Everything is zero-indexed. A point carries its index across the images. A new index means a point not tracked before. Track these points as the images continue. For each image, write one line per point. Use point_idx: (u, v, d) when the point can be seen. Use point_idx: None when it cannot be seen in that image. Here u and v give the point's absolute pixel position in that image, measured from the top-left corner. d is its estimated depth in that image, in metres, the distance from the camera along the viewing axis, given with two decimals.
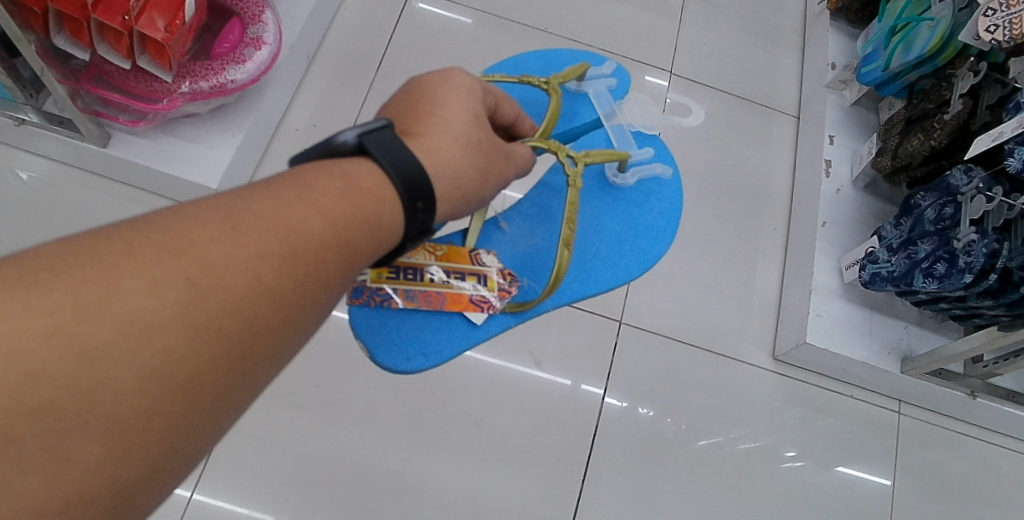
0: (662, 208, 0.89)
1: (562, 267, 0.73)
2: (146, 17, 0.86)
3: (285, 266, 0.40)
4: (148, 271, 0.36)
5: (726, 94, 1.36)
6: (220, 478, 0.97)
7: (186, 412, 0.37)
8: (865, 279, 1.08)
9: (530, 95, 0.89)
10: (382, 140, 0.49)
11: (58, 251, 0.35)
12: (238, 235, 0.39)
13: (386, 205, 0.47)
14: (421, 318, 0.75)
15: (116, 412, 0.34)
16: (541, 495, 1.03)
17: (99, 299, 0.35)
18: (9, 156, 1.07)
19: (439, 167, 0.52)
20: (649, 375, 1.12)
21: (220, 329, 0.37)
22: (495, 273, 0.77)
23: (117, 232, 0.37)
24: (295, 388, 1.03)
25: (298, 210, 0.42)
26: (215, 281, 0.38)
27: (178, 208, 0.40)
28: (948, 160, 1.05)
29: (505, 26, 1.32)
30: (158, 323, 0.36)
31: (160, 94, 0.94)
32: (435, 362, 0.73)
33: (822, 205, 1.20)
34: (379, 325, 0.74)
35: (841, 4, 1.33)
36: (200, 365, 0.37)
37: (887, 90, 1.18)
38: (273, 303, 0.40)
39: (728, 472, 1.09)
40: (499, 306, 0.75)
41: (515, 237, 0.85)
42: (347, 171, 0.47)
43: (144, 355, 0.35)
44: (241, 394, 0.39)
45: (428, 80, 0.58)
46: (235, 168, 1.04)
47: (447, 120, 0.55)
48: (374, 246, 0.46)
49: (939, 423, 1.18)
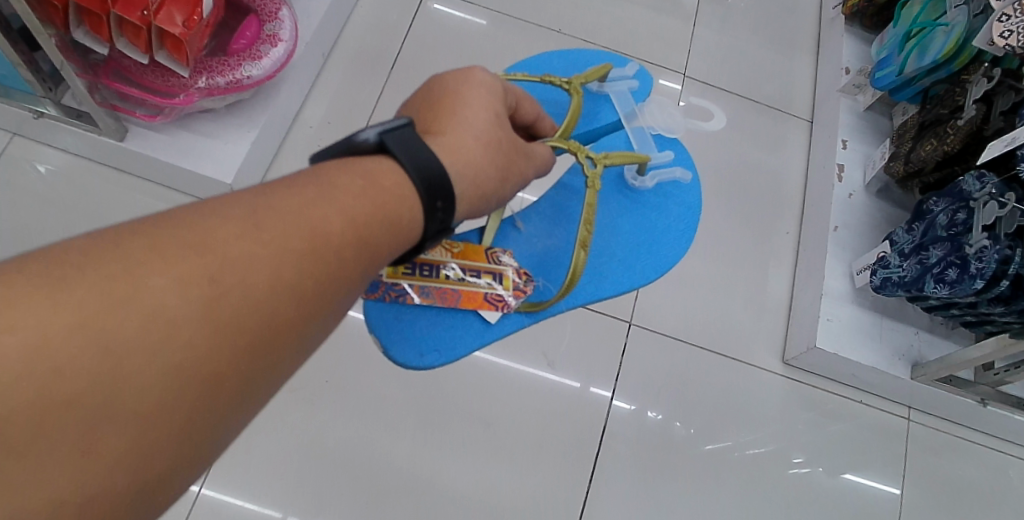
0: (679, 212, 0.90)
1: (577, 268, 0.72)
2: (164, 12, 0.86)
3: (307, 264, 0.41)
4: (172, 267, 0.36)
5: (739, 97, 1.36)
6: (229, 473, 0.97)
7: (207, 409, 0.37)
8: (876, 284, 1.08)
9: (551, 94, 0.90)
10: (402, 138, 0.50)
11: (85, 246, 0.36)
12: (260, 233, 0.40)
13: (407, 204, 0.47)
14: (435, 315, 0.75)
15: (139, 407, 0.35)
16: (549, 496, 1.03)
17: (124, 295, 0.35)
18: (27, 149, 1.08)
19: (460, 165, 0.53)
20: (659, 377, 1.12)
21: (242, 326, 0.38)
22: (511, 272, 0.77)
23: (141, 228, 0.38)
24: (305, 383, 1.03)
25: (321, 208, 0.42)
26: (238, 279, 0.38)
27: (202, 204, 0.40)
28: (960, 166, 1.05)
29: (520, 27, 1.32)
30: (181, 319, 0.36)
31: (177, 89, 0.95)
32: (447, 359, 0.73)
33: (835, 210, 1.20)
34: (393, 320, 0.74)
35: (857, 9, 1.33)
36: (223, 362, 0.37)
37: (901, 95, 1.18)
38: (295, 300, 0.40)
39: (735, 476, 1.09)
40: (514, 305, 0.75)
41: (532, 237, 0.85)
42: (368, 169, 0.47)
43: (167, 351, 0.35)
44: (262, 390, 0.40)
45: (450, 78, 0.58)
46: (250, 164, 1.05)
47: (468, 119, 0.55)
48: (394, 244, 0.46)
49: (949, 430, 1.17)
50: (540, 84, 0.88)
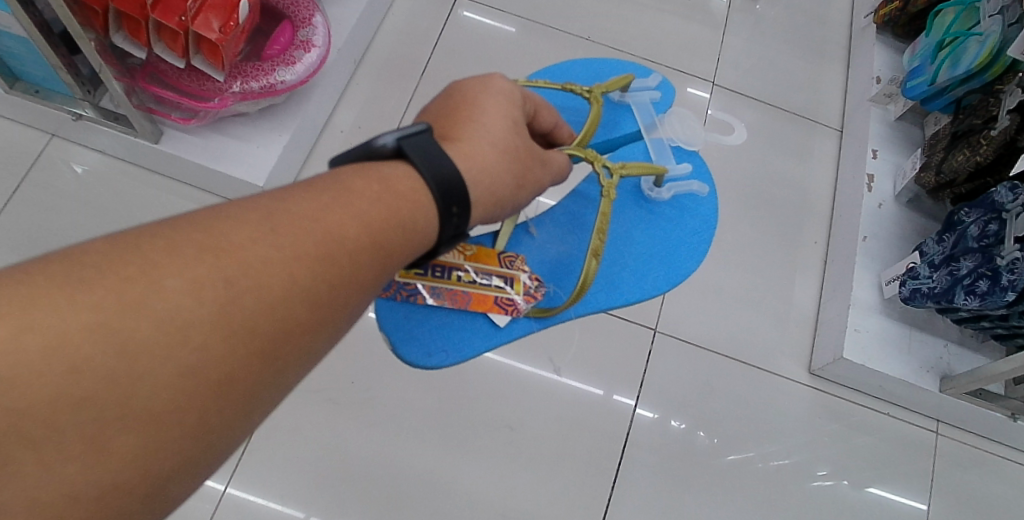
0: (695, 225, 0.89)
1: (587, 278, 0.72)
2: (202, 17, 0.88)
3: (322, 268, 0.41)
4: (189, 270, 0.37)
5: (768, 106, 1.35)
6: (254, 472, 0.99)
7: (220, 408, 0.38)
8: (905, 295, 1.06)
9: (571, 101, 0.90)
10: (419, 144, 0.50)
11: (104, 247, 0.37)
12: (276, 237, 0.40)
13: (421, 209, 0.47)
14: (444, 316, 0.76)
15: (154, 405, 0.35)
16: (572, 501, 1.04)
17: (141, 296, 0.36)
18: (66, 150, 1.11)
19: (475, 172, 0.53)
20: (683, 386, 1.11)
21: (256, 328, 0.38)
22: (524, 276, 0.78)
23: (160, 231, 0.38)
24: (331, 384, 1.04)
25: (339, 213, 0.43)
26: (252, 282, 0.39)
27: (221, 207, 0.41)
28: (994, 176, 1.04)
29: (549, 35, 1.33)
30: (196, 321, 0.37)
31: (212, 93, 0.96)
32: (456, 359, 0.74)
33: (864, 220, 1.19)
34: (404, 320, 0.75)
35: (888, 17, 1.31)
36: (234, 363, 0.38)
37: (933, 105, 1.16)
38: (307, 304, 0.41)
39: (758, 487, 1.08)
40: (524, 309, 0.76)
41: (545, 243, 0.85)
42: (385, 174, 0.48)
43: (181, 352, 0.36)
44: (274, 391, 0.40)
45: (469, 85, 0.58)
46: (280, 167, 1.06)
47: (485, 126, 0.56)
48: (408, 249, 0.47)
49: (978, 445, 1.15)
50: (561, 92, 0.89)
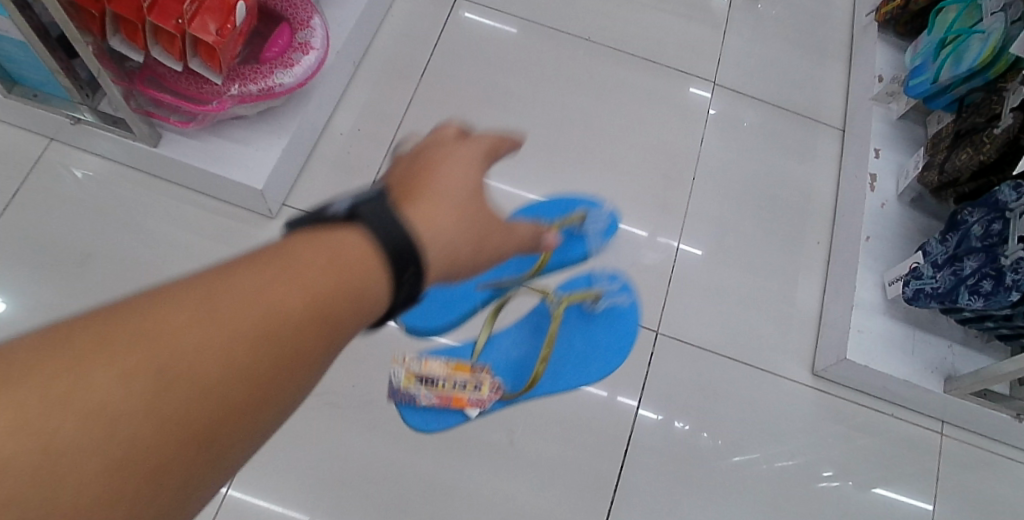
0: (621, 333, 1.06)
1: (537, 376, 0.93)
2: (199, 20, 0.87)
3: (260, 349, 0.41)
4: (119, 361, 0.37)
5: (770, 105, 1.35)
6: (256, 475, 0.98)
7: (157, 495, 0.37)
8: (909, 295, 1.05)
9: (529, 254, 1.04)
10: (372, 211, 0.51)
11: (30, 343, 0.36)
12: (212, 317, 0.40)
13: (371, 275, 0.47)
14: (434, 407, 0.98)
15: (84, 498, 0.35)
16: (575, 504, 1.03)
17: (66, 392, 0.35)
18: (66, 155, 1.10)
19: (440, 229, 0.58)
20: (685, 388, 1.11)
21: (190, 417, 0.38)
22: (489, 380, 0.97)
23: (90, 320, 0.38)
24: (332, 387, 1.04)
25: (284, 284, 0.43)
26: (187, 368, 0.38)
27: (156, 290, 0.41)
28: (997, 176, 1.03)
29: (549, 36, 1.32)
30: (126, 412, 0.36)
31: (210, 96, 0.96)
32: (444, 427, 0.98)
33: (866, 219, 1.18)
34: (412, 410, 0.98)
35: (890, 16, 1.31)
36: (171, 449, 0.37)
37: (936, 104, 1.16)
38: (247, 382, 0.40)
39: (763, 488, 1.07)
40: (490, 401, 0.95)
41: (507, 347, 1.04)
42: (332, 243, 0.47)
43: (113, 444, 0.36)
44: (216, 471, 0.39)
45: (432, 152, 0.67)
46: (279, 170, 1.06)
47: (447, 185, 0.63)
48: (358, 317, 0.46)
49: (983, 446, 1.15)
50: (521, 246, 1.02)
